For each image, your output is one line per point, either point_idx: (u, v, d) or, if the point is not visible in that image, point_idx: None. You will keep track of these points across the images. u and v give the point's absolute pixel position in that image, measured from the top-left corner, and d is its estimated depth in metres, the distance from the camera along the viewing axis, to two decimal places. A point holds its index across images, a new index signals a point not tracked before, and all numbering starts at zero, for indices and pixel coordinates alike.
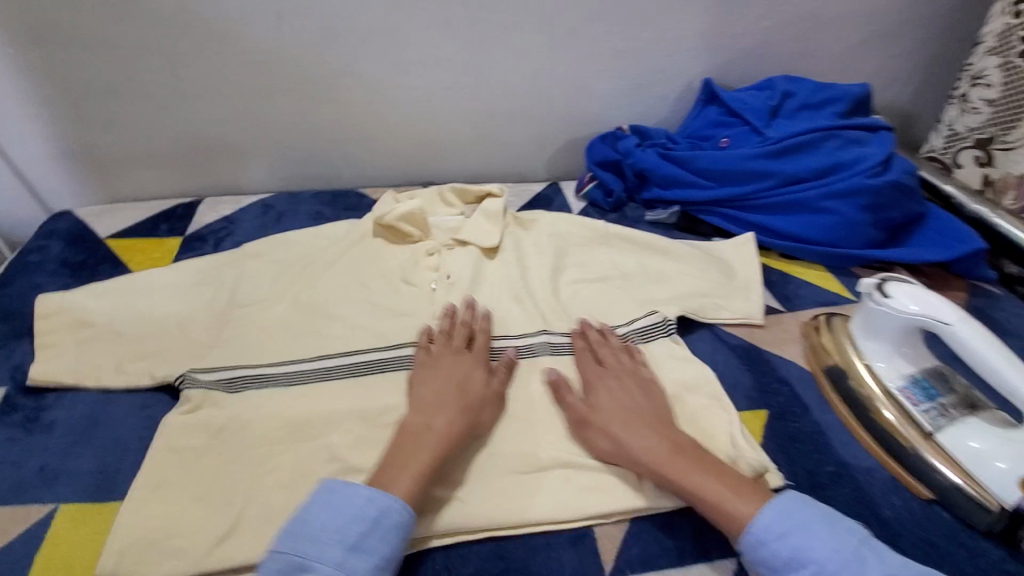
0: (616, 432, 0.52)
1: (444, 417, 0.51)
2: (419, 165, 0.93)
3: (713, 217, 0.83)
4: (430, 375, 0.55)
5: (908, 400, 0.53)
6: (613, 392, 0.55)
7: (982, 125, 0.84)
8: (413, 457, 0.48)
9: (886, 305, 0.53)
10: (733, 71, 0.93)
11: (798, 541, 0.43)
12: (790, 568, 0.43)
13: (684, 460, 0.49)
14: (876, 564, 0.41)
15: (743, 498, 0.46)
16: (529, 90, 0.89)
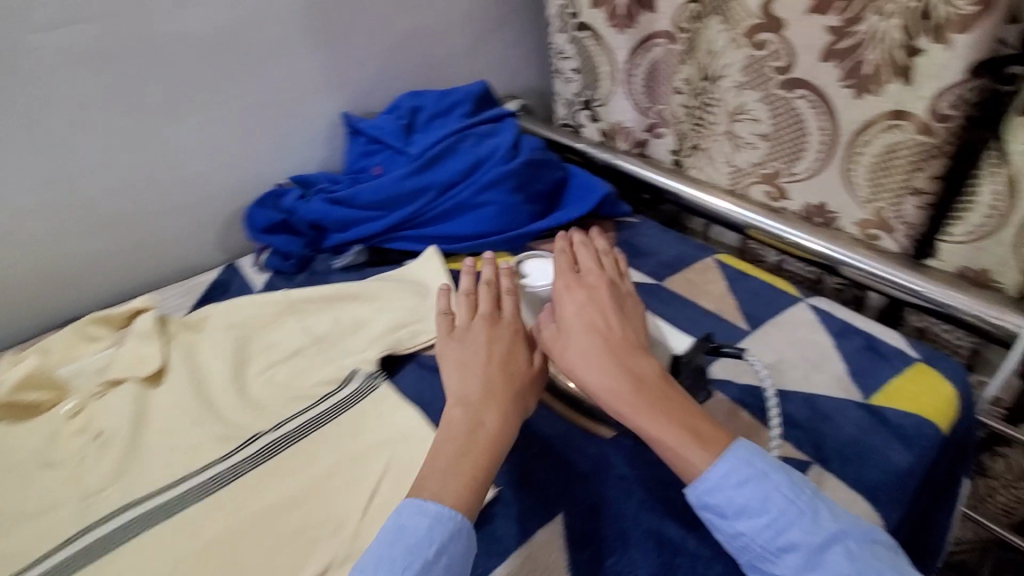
0: (578, 365, 0.51)
1: (489, 410, 0.49)
2: (44, 305, 0.76)
3: (396, 243, 0.83)
4: (489, 351, 0.53)
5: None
6: (603, 308, 0.55)
7: (580, 90, 0.99)
8: (455, 463, 0.46)
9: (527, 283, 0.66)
10: (370, 99, 0.94)
11: (756, 492, 0.43)
12: (743, 517, 0.43)
13: (645, 399, 0.48)
14: (828, 515, 0.43)
15: (703, 442, 0.45)
16: (148, 179, 0.78)
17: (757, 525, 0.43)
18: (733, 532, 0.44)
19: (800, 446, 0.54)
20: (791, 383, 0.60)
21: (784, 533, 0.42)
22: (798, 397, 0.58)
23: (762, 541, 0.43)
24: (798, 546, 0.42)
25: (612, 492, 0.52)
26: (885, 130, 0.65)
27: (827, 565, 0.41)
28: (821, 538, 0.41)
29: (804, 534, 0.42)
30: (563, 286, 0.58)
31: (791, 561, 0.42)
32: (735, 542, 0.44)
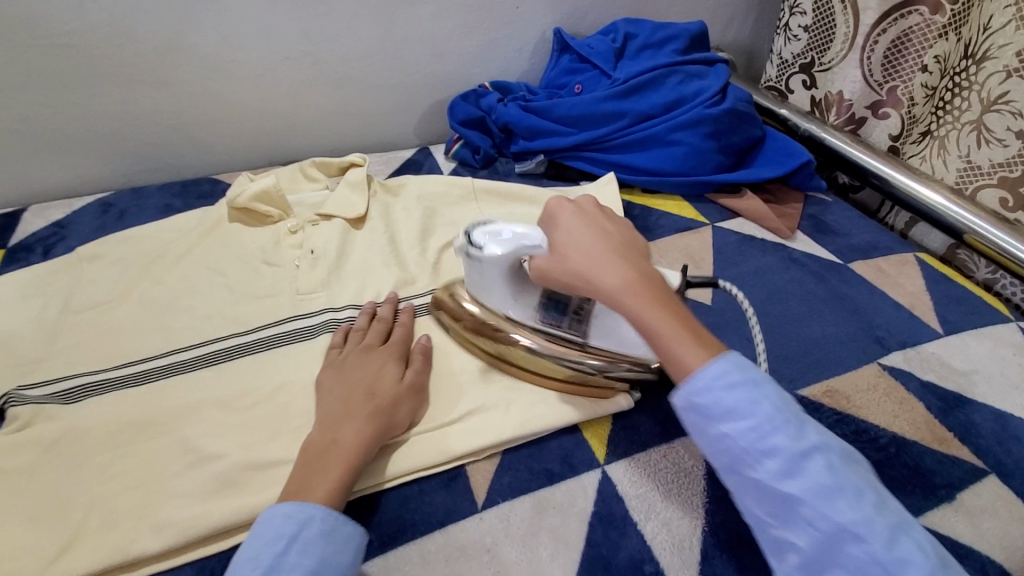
0: (578, 263, 0.45)
1: (336, 427, 0.44)
2: (275, 145, 0.88)
3: (578, 161, 0.85)
4: (346, 379, 0.48)
5: (562, 332, 0.51)
6: (587, 221, 0.47)
7: (804, 51, 0.92)
8: (311, 474, 0.41)
9: (482, 255, 0.51)
10: (580, 22, 0.95)
11: (746, 395, 0.38)
12: (727, 420, 0.38)
13: (642, 294, 0.42)
14: (812, 428, 0.38)
15: (702, 343, 0.40)
16: (379, 52, 0.85)
17: (744, 430, 0.37)
18: (717, 436, 0.38)
19: (978, 454, 0.50)
20: (981, 395, 0.54)
21: (767, 438, 0.37)
22: (985, 410, 0.53)
23: (746, 445, 0.37)
24: (784, 454, 0.36)
25: None
26: None
27: (806, 474, 0.36)
28: (806, 446, 0.37)
29: (786, 441, 0.37)
30: (561, 201, 0.49)
31: (772, 469, 0.37)
32: (716, 449, 0.39)
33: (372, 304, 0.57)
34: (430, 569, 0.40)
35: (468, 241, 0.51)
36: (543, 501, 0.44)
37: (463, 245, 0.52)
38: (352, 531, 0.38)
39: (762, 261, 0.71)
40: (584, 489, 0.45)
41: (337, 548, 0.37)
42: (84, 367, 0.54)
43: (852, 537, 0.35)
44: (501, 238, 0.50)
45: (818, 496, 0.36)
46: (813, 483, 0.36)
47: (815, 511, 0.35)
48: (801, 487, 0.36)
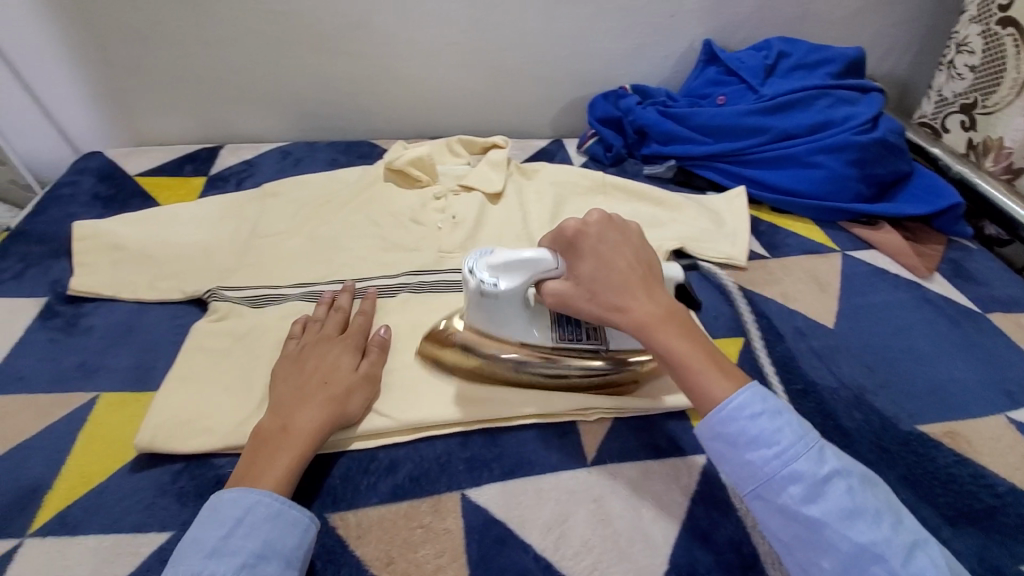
0: (607, 299, 0.44)
1: (287, 413, 0.45)
2: (426, 120, 0.97)
3: (708, 171, 0.86)
4: (298, 366, 0.48)
5: (570, 340, 0.50)
6: (611, 246, 0.45)
7: (965, 91, 0.87)
8: (267, 460, 0.42)
9: (498, 292, 0.48)
10: (731, 37, 0.96)
11: (768, 423, 0.39)
12: (750, 447, 0.39)
13: (670, 328, 0.42)
14: (831, 453, 0.39)
15: (724, 374, 0.42)
16: (535, 46, 0.91)
17: (767, 457, 0.38)
18: (740, 463, 0.39)
19: None
20: None
21: (790, 463, 0.38)
22: None
23: (770, 470, 0.38)
24: (805, 478, 0.38)
25: (867, 456, 0.52)
26: None
27: (828, 497, 0.37)
28: (826, 470, 0.38)
29: (809, 466, 0.38)
30: (580, 223, 0.46)
31: (795, 493, 0.38)
32: (740, 475, 0.40)
33: (331, 296, 0.59)
34: (544, 503, 0.44)
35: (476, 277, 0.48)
36: (651, 469, 0.47)
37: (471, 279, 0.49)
38: (298, 518, 0.39)
39: (891, 295, 0.69)
40: (689, 468, 0.48)
41: (285, 535, 0.38)
42: (265, 281, 0.64)
43: (875, 558, 0.36)
44: (511, 271, 0.47)
45: (841, 518, 0.37)
46: (835, 506, 0.37)
47: (838, 533, 0.37)
48: (821, 510, 0.37)
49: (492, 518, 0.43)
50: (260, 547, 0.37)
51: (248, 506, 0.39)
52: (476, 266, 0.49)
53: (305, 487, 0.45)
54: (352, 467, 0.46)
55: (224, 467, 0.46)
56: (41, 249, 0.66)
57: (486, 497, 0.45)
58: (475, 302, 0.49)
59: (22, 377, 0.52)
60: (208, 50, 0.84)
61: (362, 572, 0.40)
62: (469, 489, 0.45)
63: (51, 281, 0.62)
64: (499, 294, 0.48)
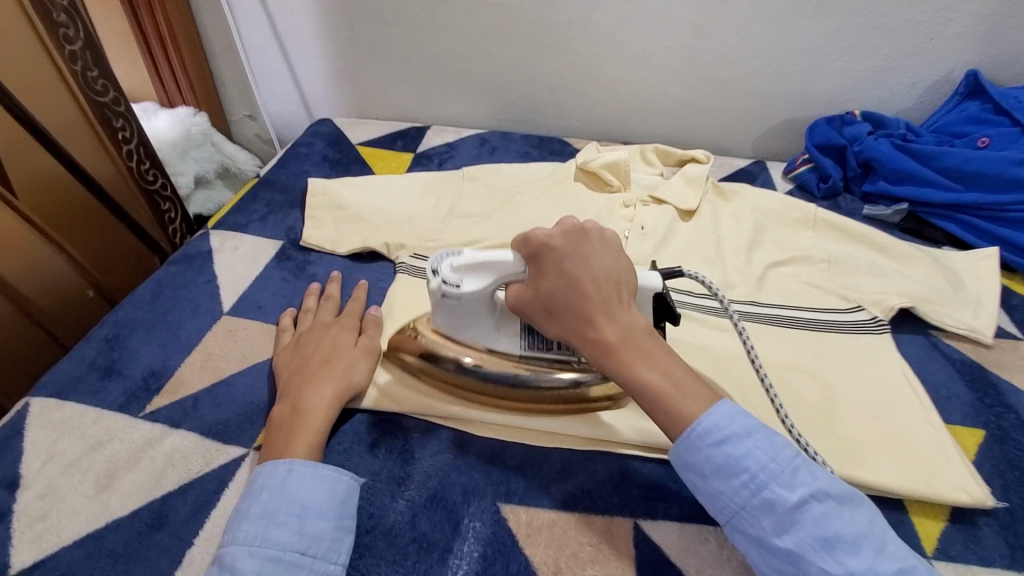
0: (563, 321, 0.42)
1: (291, 390, 0.47)
2: (620, 123, 0.95)
3: (948, 223, 0.74)
4: (298, 352, 0.51)
5: (540, 350, 0.48)
6: (573, 262, 0.41)
7: None
8: (285, 435, 0.43)
9: (460, 292, 0.45)
10: (1005, 68, 0.80)
11: (735, 450, 0.38)
12: (719, 476, 0.39)
13: (631, 352, 0.40)
14: (807, 474, 0.38)
15: (683, 396, 0.40)
16: (757, 59, 0.84)
17: (735, 484, 0.38)
18: (712, 491, 0.39)
19: None
20: None
21: (761, 490, 0.37)
22: None
23: (740, 500, 0.38)
24: (776, 507, 0.37)
25: None
26: None
27: (803, 523, 0.36)
28: (797, 495, 0.37)
29: (778, 491, 0.37)
30: (544, 233, 0.42)
31: (766, 523, 0.37)
32: (713, 504, 0.39)
33: (321, 287, 0.61)
34: (725, 557, 0.41)
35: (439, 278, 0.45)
36: None
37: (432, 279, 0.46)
38: (321, 479, 0.41)
39: None
40: None
41: (316, 499, 0.40)
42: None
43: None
44: (476, 270, 0.45)
45: (818, 550, 0.36)
46: (812, 535, 0.36)
47: (816, 565, 0.36)
48: (795, 541, 0.36)
49: (666, 555, 0.41)
50: (288, 511, 0.39)
51: (269, 477, 0.40)
52: (439, 263, 0.47)
53: (483, 469, 0.46)
54: (527, 463, 0.47)
55: (412, 430, 0.49)
56: (281, 198, 0.76)
57: (662, 534, 0.42)
58: (439, 303, 0.47)
59: (261, 307, 0.60)
60: (435, 37, 0.90)
61: (531, 572, 0.40)
62: (643, 520, 0.43)
63: (287, 228, 0.71)
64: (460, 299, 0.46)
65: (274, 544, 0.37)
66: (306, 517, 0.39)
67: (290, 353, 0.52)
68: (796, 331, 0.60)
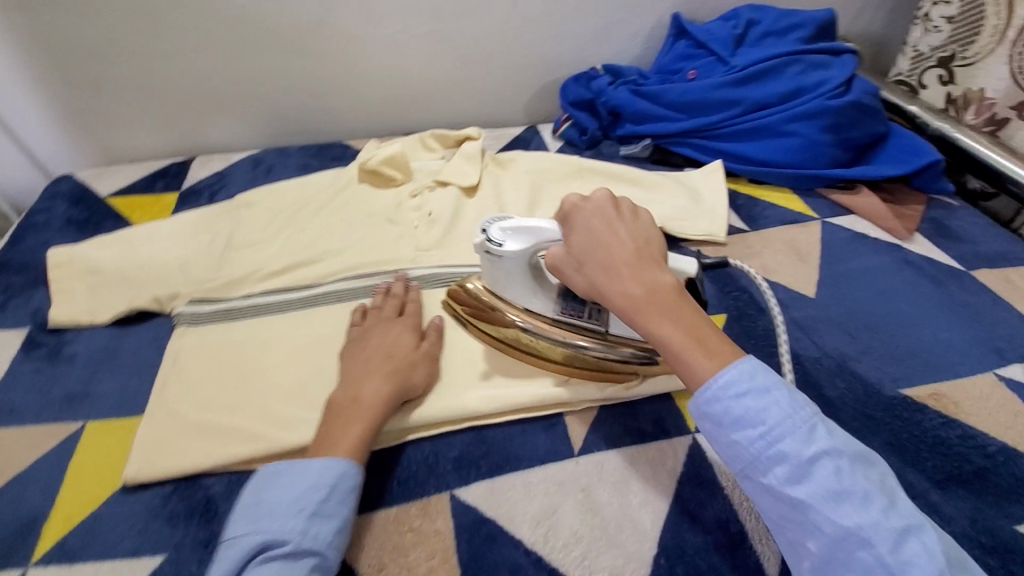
0: (592, 274, 0.44)
1: (352, 385, 0.48)
2: (397, 116, 0.96)
3: (684, 148, 0.86)
4: (383, 349, 0.51)
5: (572, 316, 0.52)
6: (599, 221, 0.45)
7: (943, 44, 0.86)
8: (339, 434, 0.44)
9: (504, 252, 0.50)
10: (701, 7, 0.94)
11: (755, 402, 0.37)
12: (734, 426, 0.38)
13: (655, 306, 0.41)
14: (825, 436, 0.36)
15: (708, 353, 0.39)
16: (500, 33, 0.90)
17: (751, 436, 0.37)
18: (727, 441, 0.38)
19: None
20: None
21: (775, 443, 0.36)
22: None
23: (755, 450, 0.37)
24: (792, 459, 0.36)
25: (854, 425, 0.51)
26: None
27: (813, 476, 0.35)
28: (812, 449, 0.36)
29: (795, 446, 0.36)
30: (574, 200, 0.47)
31: (780, 473, 0.36)
32: (727, 453, 0.38)
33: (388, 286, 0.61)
34: (531, 495, 0.45)
35: (488, 236, 0.50)
36: (636, 454, 0.48)
37: (484, 239, 0.51)
38: (324, 465, 0.42)
39: (872, 260, 0.68)
40: (675, 449, 0.48)
41: (291, 480, 0.41)
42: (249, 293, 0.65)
43: (859, 542, 0.34)
44: (518, 233, 0.49)
45: (828, 501, 0.35)
46: (823, 489, 0.35)
47: (823, 516, 0.35)
48: (807, 491, 0.35)
49: (481, 515, 0.44)
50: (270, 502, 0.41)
51: (267, 476, 0.43)
52: (488, 226, 0.51)
53: None
54: None
55: (213, 486, 0.47)
56: (17, 279, 0.66)
57: (474, 496, 0.45)
58: (488, 262, 0.52)
59: (13, 410, 0.53)
60: (170, 62, 0.83)
61: None
62: (457, 488, 0.46)
63: (30, 311, 0.63)
64: (506, 260, 0.50)
65: (247, 529, 0.39)
66: (273, 496, 0.41)
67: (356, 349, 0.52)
68: None
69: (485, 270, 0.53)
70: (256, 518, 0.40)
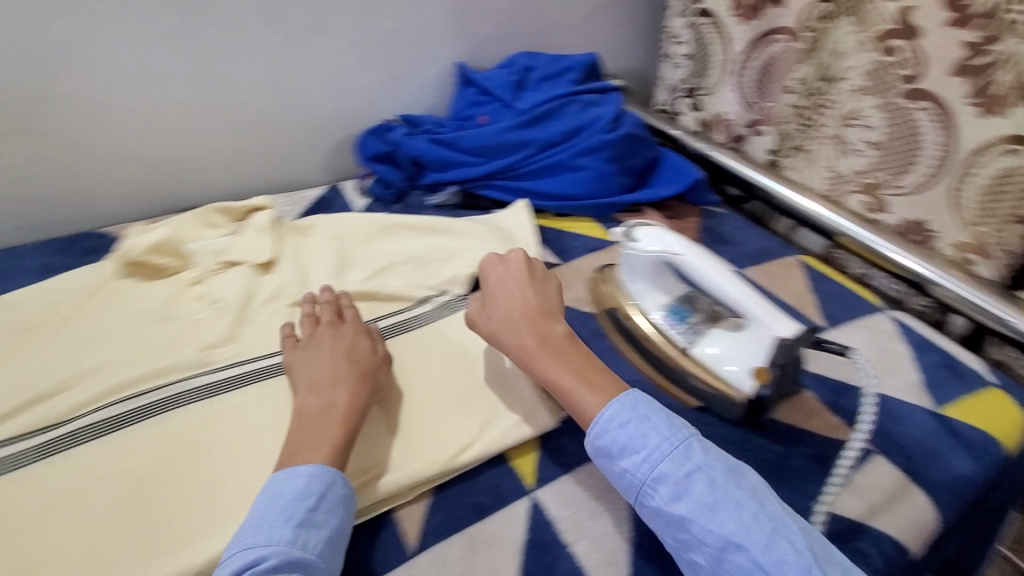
0: (484, 327, 0.55)
1: (314, 395, 0.49)
2: (171, 191, 0.84)
3: (489, 191, 0.87)
4: (303, 373, 0.52)
5: (672, 330, 0.59)
6: (509, 282, 0.56)
7: (688, 78, 1.00)
8: (311, 440, 0.45)
9: (634, 247, 0.60)
10: (484, 53, 0.98)
11: (637, 430, 0.45)
12: (624, 456, 0.44)
13: (548, 352, 0.51)
14: (700, 452, 0.43)
15: (593, 389, 0.48)
16: (278, 92, 0.84)
17: (637, 462, 0.44)
18: (619, 475, 0.45)
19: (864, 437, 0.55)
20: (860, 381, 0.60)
21: (657, 466, 0.43)
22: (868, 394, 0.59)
23: (641, 476, 0.43)
24: (669, 477, 0.43)
25: None
26: (1003, 154, 0.63)
27: (693, 493, 0.42)
28: (688, 467, 0.43)
29: (672, 466, 0.43)
30: (491, 262, 0.58)
31: (664, 493, 0.42)
32: (622, 484, 0.45)
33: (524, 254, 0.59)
34: None
35: (629, 232, 0.60)
36: (476, 536, 0.45)
37: (621, 234, 0.61)
38: (311, 470, 0.43)
39: None
40: (514, 518, 0.46)
41: (275, 498, 0.42)
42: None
43: (736, 547, 0.39)
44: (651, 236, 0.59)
45: (701, 512, 0.41)
46: (699, 501, 0.41)
47: (699, 527, 0.40)
48: (687, 507, 0.41)
49: None
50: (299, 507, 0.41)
51: (254, 493, 0.42)
52: (630, 224, 0.62)
53: None
54: None
55: None
56: None
57: None
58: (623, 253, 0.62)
59: None
60: None
61: None
62: None
63: None
64: (636, 257, 0.60)
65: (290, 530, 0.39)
66: (269, 503, 0.41)
67: (296, 373, 0.54)
68: (395, 339, 0.62)
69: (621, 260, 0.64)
70: (245, 534, 0.39)
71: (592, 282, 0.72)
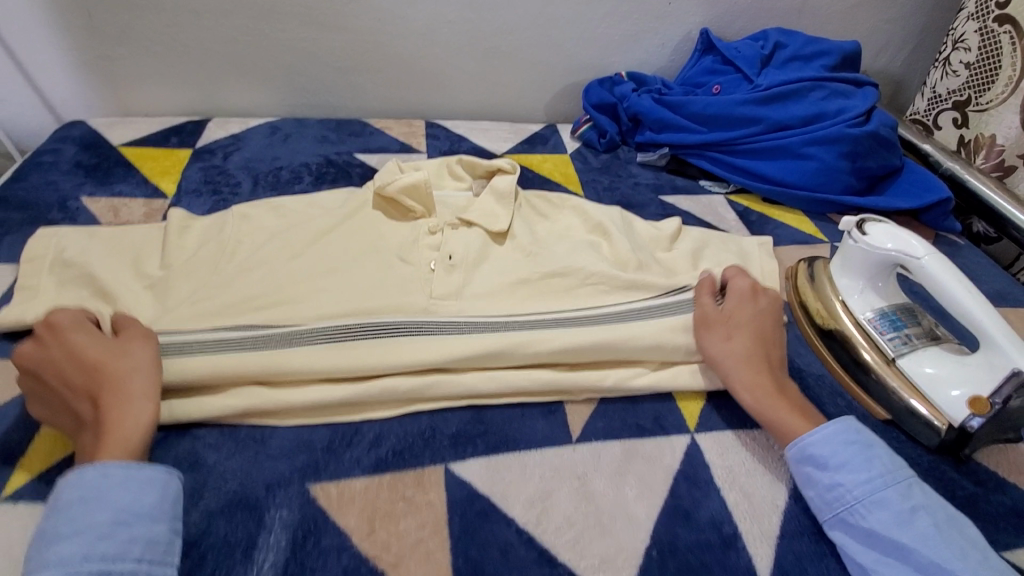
0: (719, 336, 0.52)
1: (118, 409, 0.43)
2: (419, 100, 0.96)
3: (700, 161, 0.87)
4: (104, 370, 0.44)
5: (881, 335, 0.55)
6: (756, 314, 0.54)
7: (960, 88, 0.88)
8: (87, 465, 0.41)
9: (863, 240, 0.56)
10: (730, 24, 0.95)
11: (861, 452, 0.44)
12: (842, 471, 0.43)
13: (773, 381, 0.49)
14: (923, 492, 0.42)
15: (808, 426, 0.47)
16: (530, 29, 0.91)
17: (858, 481, 0.42)
18: (829, 486, 0.43)
19: None
20: None
21: (881, 490, 0.42)
22: None
23: (857, 493, 0.42)
24: (890, 503, 0.41)
25: None
26: None
27: (917, 525, 0.40)
28: (912, 501, 0.41)
29: (897, 494, 0.41)
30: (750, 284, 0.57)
31: (882, 516, 0.41)
32: (828, 497, 0.43)
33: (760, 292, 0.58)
34: (526, 478, 0.45)
35: (859, 223, 0.57)
36: (633, 449, 0.48)
37: (852, 226, 0.58)
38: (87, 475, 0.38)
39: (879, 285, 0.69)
40: (672, 447, 0.49)
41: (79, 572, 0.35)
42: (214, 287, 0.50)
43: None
44: (889, 231, 0.55)
45: (928, 544, 0.39)
46: (922, 532, 0.39)
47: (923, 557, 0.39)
48: (910, 535, 0.39)
49: (474, 492, 0.44)
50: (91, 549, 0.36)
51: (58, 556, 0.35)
52: (864, 216, 0.58)
53: (289, 457, 0.46)
54: (335, 440, 0.47)
55: (204, 437, 0.47)
56: (20, 217, 0.67)
57: (471, 473, 0.46)
58: (846, 245, 0.59)
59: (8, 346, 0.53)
60: (196, 19, 0.82)
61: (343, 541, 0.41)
62: (455, 464, 0.46)
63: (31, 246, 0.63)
64: (861, 250, 0.57)
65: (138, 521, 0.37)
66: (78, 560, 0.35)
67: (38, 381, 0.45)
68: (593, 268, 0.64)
69: (835, 253, 0.61)
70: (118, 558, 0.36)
71: (786, 268, 0.69)
